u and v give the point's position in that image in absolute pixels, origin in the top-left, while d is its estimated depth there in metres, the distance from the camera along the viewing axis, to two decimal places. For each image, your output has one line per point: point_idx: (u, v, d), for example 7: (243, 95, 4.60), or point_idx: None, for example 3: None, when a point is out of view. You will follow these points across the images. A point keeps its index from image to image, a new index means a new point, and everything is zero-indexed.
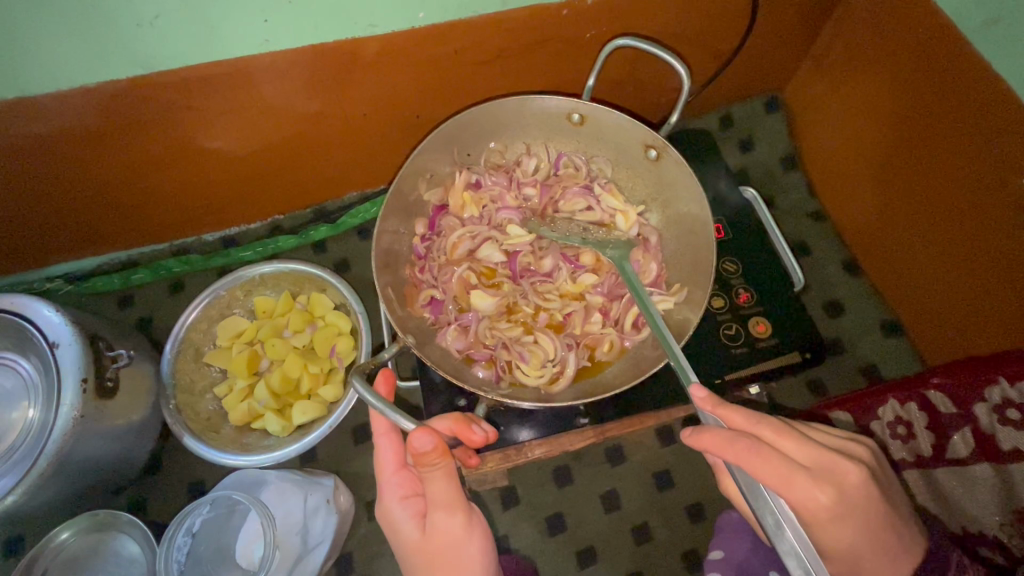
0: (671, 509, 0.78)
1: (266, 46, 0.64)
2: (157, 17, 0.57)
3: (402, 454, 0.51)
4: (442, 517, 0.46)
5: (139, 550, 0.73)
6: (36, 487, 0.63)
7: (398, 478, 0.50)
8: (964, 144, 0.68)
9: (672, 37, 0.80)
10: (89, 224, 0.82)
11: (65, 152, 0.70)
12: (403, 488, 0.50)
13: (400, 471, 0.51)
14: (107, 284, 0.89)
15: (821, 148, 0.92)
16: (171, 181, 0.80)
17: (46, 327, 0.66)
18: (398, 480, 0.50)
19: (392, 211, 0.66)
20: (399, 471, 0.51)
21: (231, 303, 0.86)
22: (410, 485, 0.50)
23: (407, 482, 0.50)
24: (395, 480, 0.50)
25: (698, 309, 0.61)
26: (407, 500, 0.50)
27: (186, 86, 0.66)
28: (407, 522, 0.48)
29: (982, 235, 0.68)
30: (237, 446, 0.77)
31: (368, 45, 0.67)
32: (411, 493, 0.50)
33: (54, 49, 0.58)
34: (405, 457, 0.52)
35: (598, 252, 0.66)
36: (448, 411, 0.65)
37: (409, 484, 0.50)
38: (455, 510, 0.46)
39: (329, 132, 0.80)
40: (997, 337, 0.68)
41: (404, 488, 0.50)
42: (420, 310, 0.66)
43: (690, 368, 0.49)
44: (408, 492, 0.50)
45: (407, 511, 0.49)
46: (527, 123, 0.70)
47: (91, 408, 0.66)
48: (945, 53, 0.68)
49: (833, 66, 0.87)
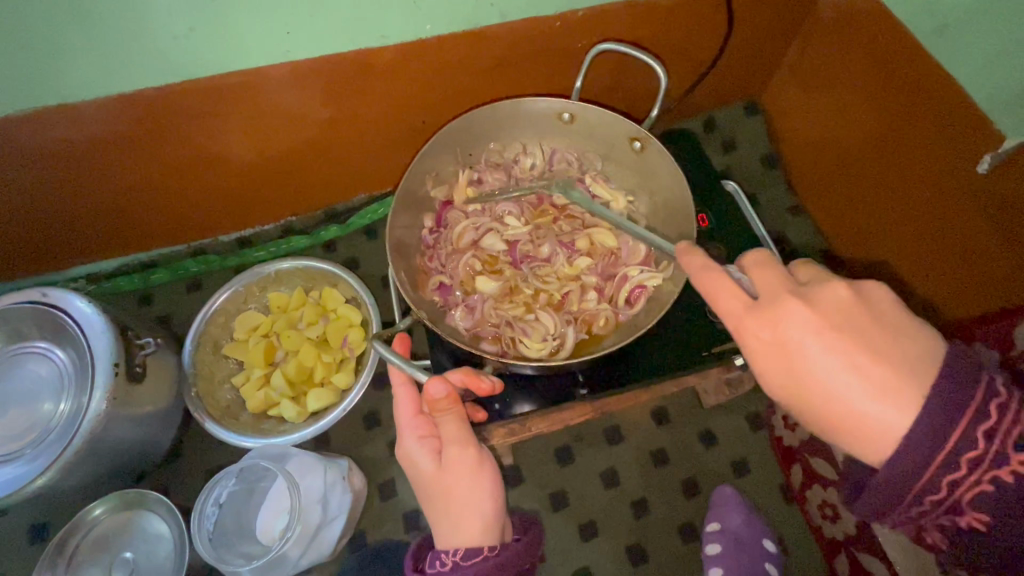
0: (669, 484, 0.83)
1: (287, 56, 0.70)
2: (188, 31, 0.63)
3: (419, 402, 0.55)
4: (456, 452, 0.51)
5: (165, 528, 0.76)
6: (71, 467, 0.68)
7: (416, 421, 0.54)
8: (923, 136, 0.75)
9: (658, 45, 0.87)
10: (114, 226, 0.88)
11: (100, 155, 0.75)
12: (420, 429, 0.54)
13: (417, 416, 0.54)
14: (130, 283, 0.94)
15: (796, 147, 0.99)
16: (195, 184, 0.86)
17: (81, 317, 0.71)
18: (416, 422, 0.54)
19: (403, 207, 0.72)
20: (416, 416, 0.54)
21: (248, 298, 0.91)
22: (426, 427, 0.54)
23: (424, 425, 0.54)
24: (413, 423, 0.54)
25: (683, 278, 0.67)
26: (424, 439, 0.53)
27: (214, 94, 0.72)
28: (423, 457, 0.52)
29: (943, 217, 0.75)
30: (255, 431, 0.82)
31: (380, 54, 0.74)
32: (427, 433, 0.54)
33: (95, 59, 0.64)
34: (421, 404, 0.55)
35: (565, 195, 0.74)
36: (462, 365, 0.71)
37: (425, 427, 0.54)
38: (468, 446, 0.51)
39: (341, 138, 0.87)
40: (964, 307, 0.75)
41: (421, 429, 0.54)
42: (430, 294, 0.72)
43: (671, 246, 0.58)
44: (425, 433, 0.54)
45: (423, 449, 0.52)
46: (522, 125, 0.76)
47: (122, 392, 0.71)
48: (901, 55, 0.75)
49: (804, 72, 0.94)
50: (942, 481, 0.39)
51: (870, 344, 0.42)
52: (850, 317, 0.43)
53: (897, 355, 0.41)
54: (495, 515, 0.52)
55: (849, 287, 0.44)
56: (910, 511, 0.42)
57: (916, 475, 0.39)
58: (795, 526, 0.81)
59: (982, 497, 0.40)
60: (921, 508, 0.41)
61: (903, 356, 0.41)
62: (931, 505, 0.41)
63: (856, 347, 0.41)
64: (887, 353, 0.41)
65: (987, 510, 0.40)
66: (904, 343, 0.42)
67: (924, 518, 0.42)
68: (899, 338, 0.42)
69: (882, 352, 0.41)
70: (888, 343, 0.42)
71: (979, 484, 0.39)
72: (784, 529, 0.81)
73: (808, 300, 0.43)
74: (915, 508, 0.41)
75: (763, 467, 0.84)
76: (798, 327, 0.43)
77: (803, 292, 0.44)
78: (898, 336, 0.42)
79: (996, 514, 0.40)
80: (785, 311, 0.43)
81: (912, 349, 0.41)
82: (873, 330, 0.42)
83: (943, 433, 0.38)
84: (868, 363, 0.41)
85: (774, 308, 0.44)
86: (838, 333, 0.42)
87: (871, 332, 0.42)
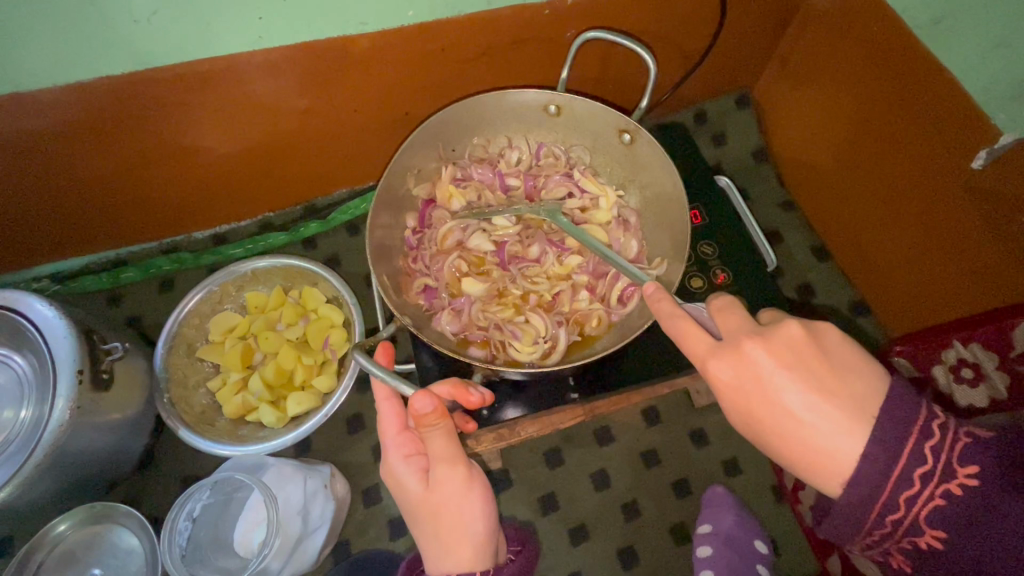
0: (660, 485, 0.81)
1: (260, 43, 0.66)
2: (153, 14, 0.59)
3: (404, 417, 0.53)
4: (444, 470, 0.48)
5: (137, 542, 0.73)
6: (31, 480, 0.64)
7: (401, 438, 0.52)
8: (918, 132, 0.74)
9: (648, 36, 0.85)
10: (78, 223, 0.83)
11: (58, 148, 0.70)
12: (405, 447, 0.52)
13: (402, 432, 0.52)
14: (96, 282, 0.89)
15: (788, 142, 0.98)
16: (164, 178, 0.81)
17: (40, 321, 0.66)
18: (401, 440, 0.52)
19: (383, 207, 0.69)
20: (402, 432, 0.52)
21: (223, 298, 0.86)
22: (412, 445, 0.52)
23: (410, 442, 0.52)
24: (398, 440, 0.52)
25: (681, 265, 0.64)
26: (410, 458, 0.51)
27: (181, 82, 0.68)
28: (410, 477, 0.50)
29: (935, 215, 0.74)
30: (232, 437, 0.78)
31: (359, 42, 0.70)
32: (413, 451, 0.51)
33: (51, 45, 0.59)
34: (406, 419, 0.53)
35: (551, 221, 0.70)
36: (449, 374, 0.68)
37: (411, 444, 0.52)
38: (456, 464, 0.48)
39: (318, 131, 0.83)
40: (955, 306, 0.74)
41: (406, 447, 0.52)
42: (415, 297, 0.69)
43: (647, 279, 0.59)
44: (410, 451, 0.51)
45: (409, 467, 0.50)
46: (506, 118, 0.73)
47: (87, 399, 0.67)
48: (896, 47, 0.73)
49: (797, 64, 0.92)
50: (898, 499, 0.40)
51: (838, 384, 0.42)
52: (805, 360, 0.43)
53: (844, 393, 0.42)
54: (489, 532, 0.49)
55: (801, 325, 0.44)
56: (871, 534, 0.42)
57: (874, 495, 0.40)
58: (786, 525, 0.80)
59: (936, 513, 0.41)
60: (881, 530, 0.42)
61: (850, 394, 0.42)
62: (891, 526, 0.41)
63: (808, 387, 0.42)
64: (837, 393, 0.42)
65: (942, 526, 0.41)
66: (851, 382, 0.42)
67: (887, 540, 0.43)
68: (846, 376, 0.42)
69: (834, 391, 0.42)
70: (847, 386, 0.42)
71: (932, 498, 0.40)
72: (774, 528, 0.80)
73: (786, 332, 0.44)
74: (876, 531, 0.42)
75: (754, 466, 0.83)
76: (756, 370, 0.43)
77: (763, 331, 0.44)
78: (846, 375, 0.42)
79: (952, 532, 0.41)
80: (753, 346, 0.43)
81: (861, 387, 0.42)
82: (825, 372, 0.42)
83: (897, 451, 0.40)
84: (822, 405, 0.42)
85: (739, 346, 0.44)
86: (810, 374, 0.42)
87: (823, 374, 0.42)
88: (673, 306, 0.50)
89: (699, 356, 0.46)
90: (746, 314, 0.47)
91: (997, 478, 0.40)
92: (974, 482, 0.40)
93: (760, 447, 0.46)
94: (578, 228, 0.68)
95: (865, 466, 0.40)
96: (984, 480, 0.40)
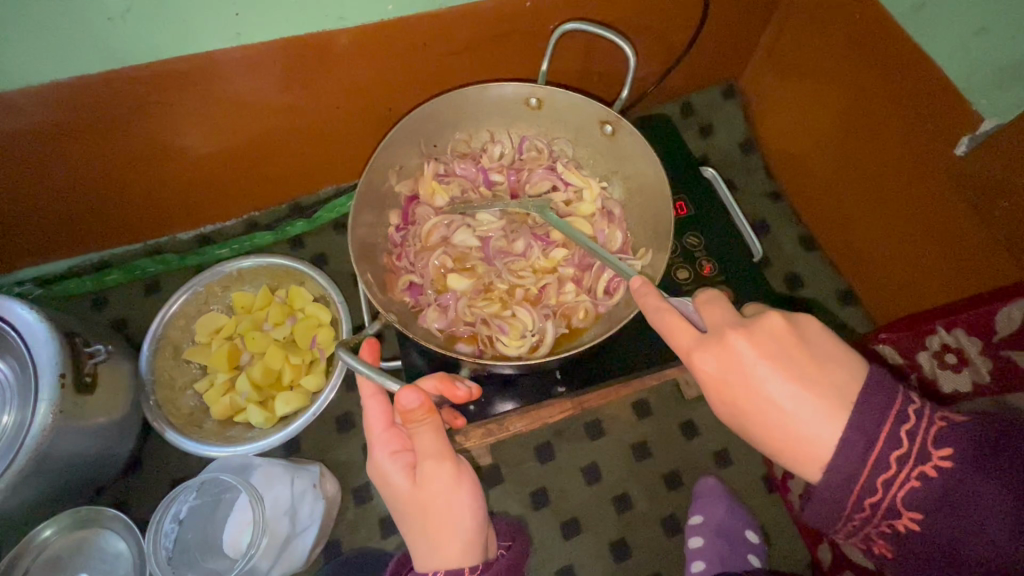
0: (651, 478, 0.81)
1: (238, 40, 0.66)
2: (127, 11, 0.58)
3: (390, 414, 0.53)
4: (431, 465, 0.48)
5: (125, 545, 0.73)
6: (15, 485, 0.63)
7: (388, 435, 0.52)
8: (901, 118, 0.74)
9: (633, 27, 0.84)
10: (60, 226, 0.82)
11: (36, 149, 0.70)
12: (392, 443, 0.51)
13: (389, 429, 0.52)
14: (80, 285, 0.88)
15: (773, 132, 0.98)
16: (146, 178, 0.80)
17: (21, 325, 0.65)
18: (388, 436, 0.52)
19: (366, 205, 0.68)
20: (388, 429, 0.52)
21: (210, 299, 0.85)
22: (399, 441, 0.52)
23: (396, 438, 0.52)
24: (385, 436, 0.52)
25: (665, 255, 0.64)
26: (397, 454, 0.51)
27: (159, 80, 0.67)
28: (397, 473, 0.50)
29: (920, 200, 0.74)
30: (220, 439, 0.77)
31: (339, 38, 0.69)
32: (399, 448, 0.51)
33: (25, 44, 0.58)
34: (393, 416, 0.53)
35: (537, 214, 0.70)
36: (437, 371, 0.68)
37: (398, 440, 0.52)
38: (443, 460, 0.48)
39: (301, 128, 0.82)
40: (941, 291, 0.74)
41: (394, 444, 0.51)
42: (401, 295, 0.68)
43: (629, 271, 0.59)
44: (397, 448, 0.51)
45: (396, 464, 0.50)
46: (488, 111, 0.73)
47: (70, 404, 0.66)
48: (878, 34, 0.73)
49: (781, 54, 0.92)
50: (876, 482, 0.40)
51: (819, 374, 0.42)
52: (786, 347, 0.43)
53: (824, 380, 0.42)
54: (478, 527, 0.49)
55: (782, 314, 0.44)
56: (851, 518, 0.43)
57: (853, 479, 0.41)
58: (777, 515, 0.81)
59: (913, 495, 0.41)
60: (861, 514, 0.42)
61: (831, 380, 0.42)
62: (870, 509, 0.42)
63: (790, 376, 0.42)
64: (817, 378, 0.42)
65: (919, 508, 0.41)
66: (831, 369, 0.42)
67: (867, 524, 0.43)
68: (826, 363, 0.42)
69: (815, 377, 0.42)
70: (824, 374, 0.42)
71: (909, 480, 0.41)
72: (764, 518, 0.81)
73: (768, 322, 0.43)
74: (856, 515, 0.42)
75: (744, 456, 0.83)
76: (738, 360, 0.43)
77: (746, 322, 0.44)
78: (825, 362, 0.42)
79: (929, 513, 0.41)
80: (735, 336, 0.43)
81: (841, 374, 0.42)
82: (805, 358, 0.42)
83: (873, 436, 0.40)
84: (802, 393, 0.41)
85: (722, 336, 0.44)
86: (789, 365, 0.42)
87: (804, 363, 0.42)
88: (658, 299, 0.49)
89: (683, 347, 0.46)
90: (728, 305, 0.47)
91: (973, 460, 0.40)
92: (948, 465, 0.40)
93: (743, 434, 0.46)
94: (563, 221, 0.68)
95: (843, 449, 0.40)
96: (959, 462, 0.40)
